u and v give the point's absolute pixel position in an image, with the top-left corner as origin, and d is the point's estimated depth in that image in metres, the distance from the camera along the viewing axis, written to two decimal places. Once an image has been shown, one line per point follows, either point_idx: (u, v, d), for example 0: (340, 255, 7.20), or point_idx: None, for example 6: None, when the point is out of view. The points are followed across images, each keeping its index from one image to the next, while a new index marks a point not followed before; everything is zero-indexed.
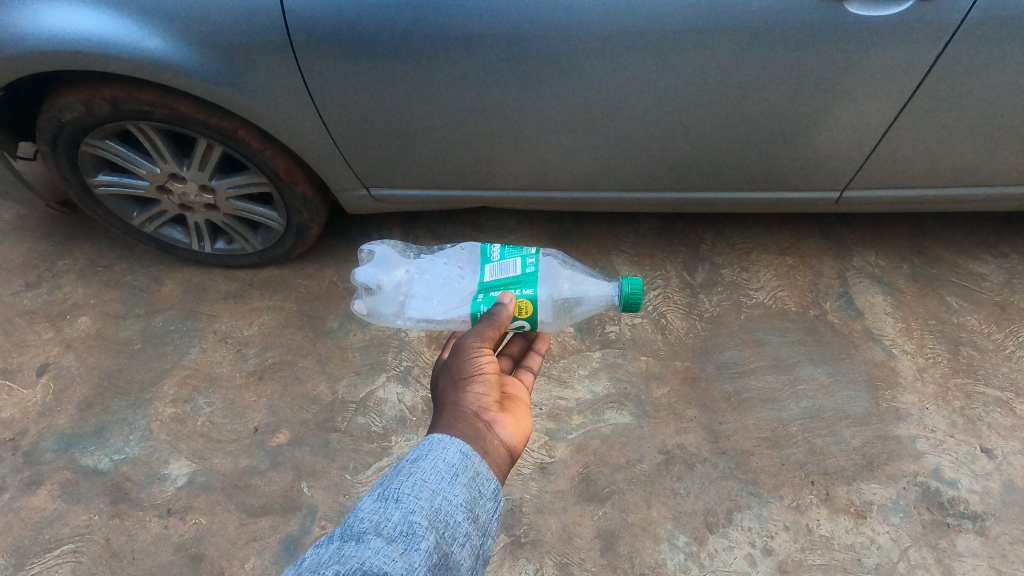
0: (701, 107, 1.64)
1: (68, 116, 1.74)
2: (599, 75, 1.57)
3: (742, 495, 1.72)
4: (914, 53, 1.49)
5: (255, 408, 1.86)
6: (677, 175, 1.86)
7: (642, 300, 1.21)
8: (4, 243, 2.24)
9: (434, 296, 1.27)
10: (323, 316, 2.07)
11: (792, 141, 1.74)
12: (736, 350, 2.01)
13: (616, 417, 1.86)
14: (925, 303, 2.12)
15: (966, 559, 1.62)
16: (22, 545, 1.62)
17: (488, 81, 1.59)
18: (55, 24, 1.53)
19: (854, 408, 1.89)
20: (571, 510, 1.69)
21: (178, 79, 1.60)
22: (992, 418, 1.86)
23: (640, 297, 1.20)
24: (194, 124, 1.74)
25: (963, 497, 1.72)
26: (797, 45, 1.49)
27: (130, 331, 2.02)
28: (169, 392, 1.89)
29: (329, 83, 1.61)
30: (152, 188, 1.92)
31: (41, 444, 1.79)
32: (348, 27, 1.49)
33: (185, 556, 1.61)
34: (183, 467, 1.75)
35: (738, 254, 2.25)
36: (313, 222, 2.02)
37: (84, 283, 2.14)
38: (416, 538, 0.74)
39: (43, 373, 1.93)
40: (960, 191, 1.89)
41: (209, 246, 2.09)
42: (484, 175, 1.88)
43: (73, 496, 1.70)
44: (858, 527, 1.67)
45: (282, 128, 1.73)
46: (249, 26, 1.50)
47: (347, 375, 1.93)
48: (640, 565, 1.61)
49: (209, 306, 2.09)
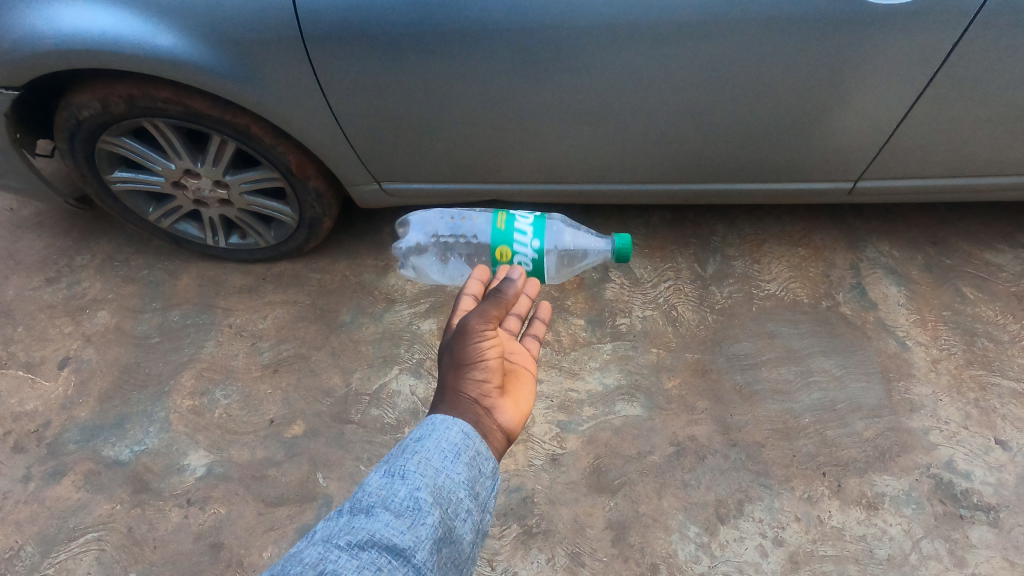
0: (714, 99, 1.64)
1: (85, 114, 1.76)
2: (612, 67, 1.56)
3: (753, 486, 1.73)
4: (930, 41, 1.48)
5: (271, 400, 1.89)
6: (688, 167, 1.85)
7: (632, 249, 1.28)
8: (24, 239, 2.28)
9: (470, 255, 1.45)
10: (336, 310, 2.09)
11: (806, 132, 1.73)
12: (748, 342, 2.00)
13: (627, 409, 1.87)
14: (940, 294, 2.10)
15: (979, 550, 1.62)
16: (48, 532, 1.67)
17: (500, 73, 1.59)
18: (74, 25, 1.55)
19: (867, 400, 1.88)
20: (583, 501, 1.71)
21: (193, 77, 1.62)
22: (1007, 410, 1.85)
23: (630, 246, 1.27)
24: (209, 120, 1.76)
25: (976, 488, 1.71)
26: (813, 33, 1.48)
27: (147, 325, 2.06)
28: (187, 384, 1.93)
29: (341, 79, 1.62)
30: (167, 184, 1.95)
31: (64, 435, 1.83)
32: (359, 22, 1.49)
33: (205, 544, 1.65)
34: (201, 459, 1.79)
35: (749, 245, 2.24)
36: (325, 216, 2.03)
37: (102, 278, 2.17)
38: (422, 514, 0.77)
39: (64, 366, 1.97)
40: (977, 180, 1.86)
41: (223, 241, 2.12)
42: (494, 167, 1.88)
43: (96, 486, 1.74)
44: (869, 518, 1.67)
45: (294, 124, 1.74)
46: (264, 22, 1.51)
47: (360, 368, 1.95)
48: (650, 555, 1.62)
49: (224, 300, 2.12)
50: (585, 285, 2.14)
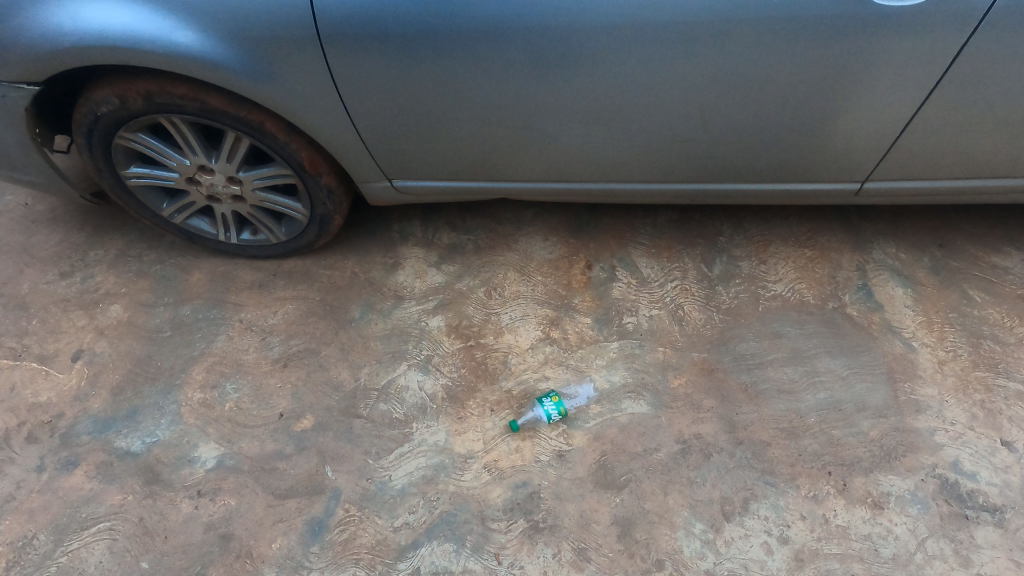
0: (722, 99, 1.65)
1: (103, 110, 1.79)
2: (622, 66, 1.58)
3: (758, 484, 1.74)
4: (937, 42, 1.50)
5: (281, 394, 1.91)
6: (696, 167, 1.87)
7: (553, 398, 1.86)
8: (38, 233, 2.31)
9: None
10: (346, 306, 2.11)
11: (814, 133, 1.74)
12: (754, 341, 2.01)
13: (633, 406, 1.88)
14: (946, 296, 2.11)
15: (984, 551, 1.62)
16: (60, 522, 1.69)
17: (511, 72, 1.61)
18: (95, 22, 1.58)
19: (873, 400, 1.89)
20: (588, 497, 1.72)
21: (209, 74, 1.64)
22: (1013, 412, 1.85)
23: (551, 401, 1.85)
24: (224, 117, 1.78)
25: (982, 489, 1.72)
26: (822, 34, 1.49)
27: (159, 319, 2.08)
28: (198, 378, 1.95)
29: (355, 76, 1.64)
30: (181, 179, 1.97)
31: (77, 427, 1.86)
32: (375, 21, 1.52)
33: (215, 535, 1.67)
34: (211, 451, 1.81)
35: (756, 246, 2.26)
36: (336, 213, 2.06)
37: (116, 272, 2.20)
38: None
39: (78, 359, 2.00)
40: (985, 182, 1.87)
41: (235, 236, 2.14)
42: (503, 166, 1.90)
43: (108, 476, 1.76)
44: (875, 517, 1.68)
45: (307, 121, 1.77)
46: (280, 20, 1.54)
47: (369, 363, 1.97)
48: (656, 552, 1.63)
49: (235, 295, 2.15)
50: (592, 284, 2.16)
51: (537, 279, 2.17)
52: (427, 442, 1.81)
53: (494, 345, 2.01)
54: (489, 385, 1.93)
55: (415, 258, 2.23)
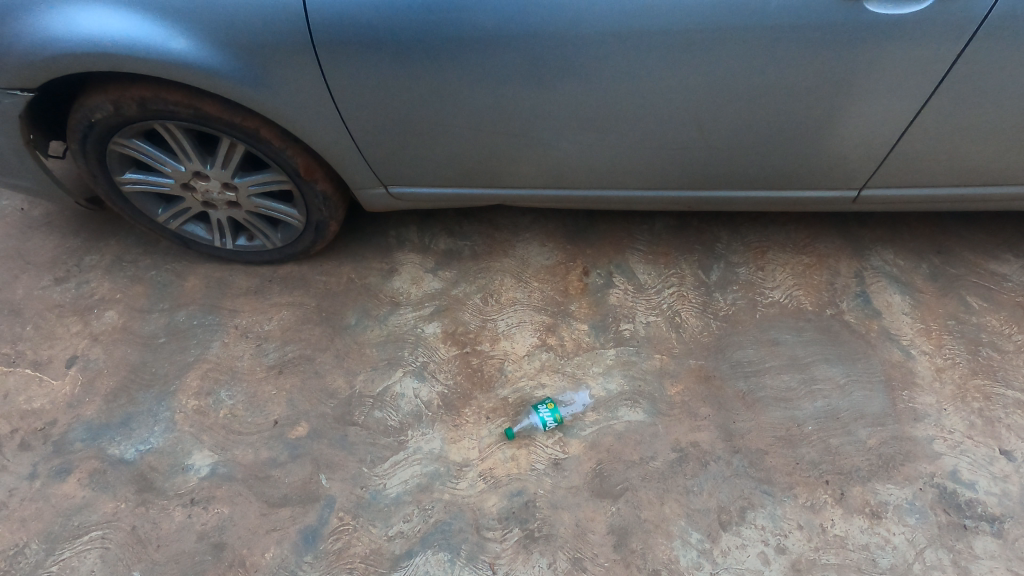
0: (718, 106, 1.65)
1: (98, 116, 1.79)
2: (617, 74, 1.58)
3: (755, 493, 1.73)
4: (933, 49, 1.49)
5: (276, 401, 1.91)
6: (692, 174, 1.86)
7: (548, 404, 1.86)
8: (33, 239, 2.30)
9: None
10: (341, 312, 2.10)
11: (809, 140, 1.74)
12: (751, 349, 2.00)
13: (629, 414, 1.87)
14: (945, 303, 2.10)
15: (983, 561, 1.61)
16: (53, 530, 1.68)
17: (506, 79, 1.61)
18: (89, 27, 1.57)
19: (871, 408, 1.88)
20: (584, 506, 1.71)
21: (204, 80, 1.64)
22: (1012, 420, 1.84)
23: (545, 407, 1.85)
24: (218, 123, 1.78)
25: (981, 499, 1.71)
26: (816, 42, 1.49)
27: (154, 325, 2.07)
28: (192, 384, 1.94)
29: (350, 83, 1.64)
30: (176, 186, 1.97)
31: (70, 434, 1.85)
32: (370, 28, 1.52)
33: (208, 544, 1.65)
34: (205, 458, 1.80)
35: (753, 252, 2.25)
36: (331, 220, 2.05)
37: (111, 278, 2.20)
38: None
39: (72, 365, 1.99)
40: (983, 190, 1.86)
41: (231, 242, 2.14)
42: (499, 173, 1.90)
43: (101, 484, 1.75)
44: (872, 527, 1.67)
45: (302, 128, 1.76)
46: (274, 27, 1.54)
47: (364, 370, 1.96)
48: (651, 561, 1.62)
49: (230, 301, 2.14)
50: (589, 290, 2.15)
51: (533, 285, 2.16)
52: (422, 450, 1.80)
53: (490, 352, 2.00)
54: (485, 393, 1.92)
55: (411, 264, 2.22)
